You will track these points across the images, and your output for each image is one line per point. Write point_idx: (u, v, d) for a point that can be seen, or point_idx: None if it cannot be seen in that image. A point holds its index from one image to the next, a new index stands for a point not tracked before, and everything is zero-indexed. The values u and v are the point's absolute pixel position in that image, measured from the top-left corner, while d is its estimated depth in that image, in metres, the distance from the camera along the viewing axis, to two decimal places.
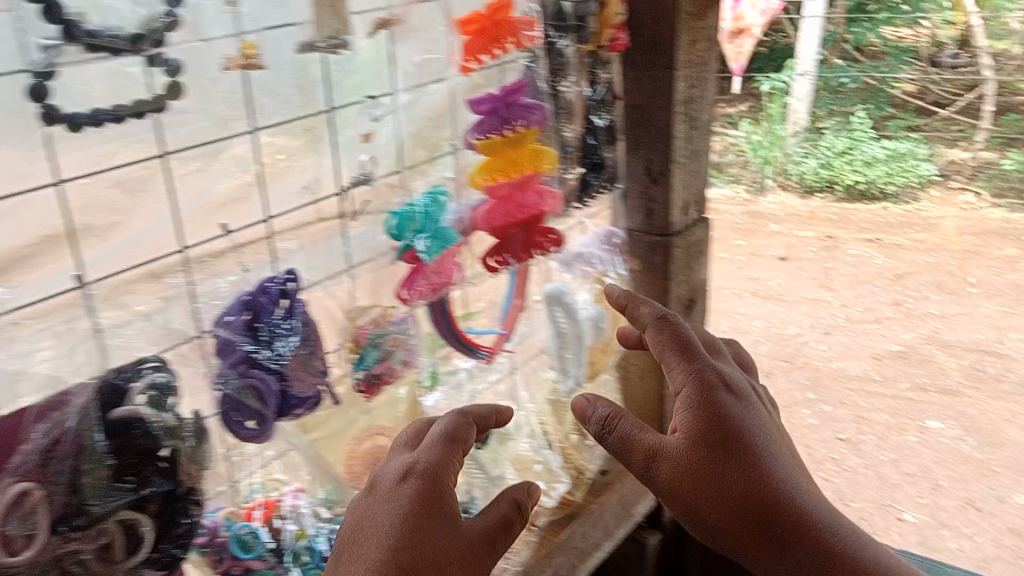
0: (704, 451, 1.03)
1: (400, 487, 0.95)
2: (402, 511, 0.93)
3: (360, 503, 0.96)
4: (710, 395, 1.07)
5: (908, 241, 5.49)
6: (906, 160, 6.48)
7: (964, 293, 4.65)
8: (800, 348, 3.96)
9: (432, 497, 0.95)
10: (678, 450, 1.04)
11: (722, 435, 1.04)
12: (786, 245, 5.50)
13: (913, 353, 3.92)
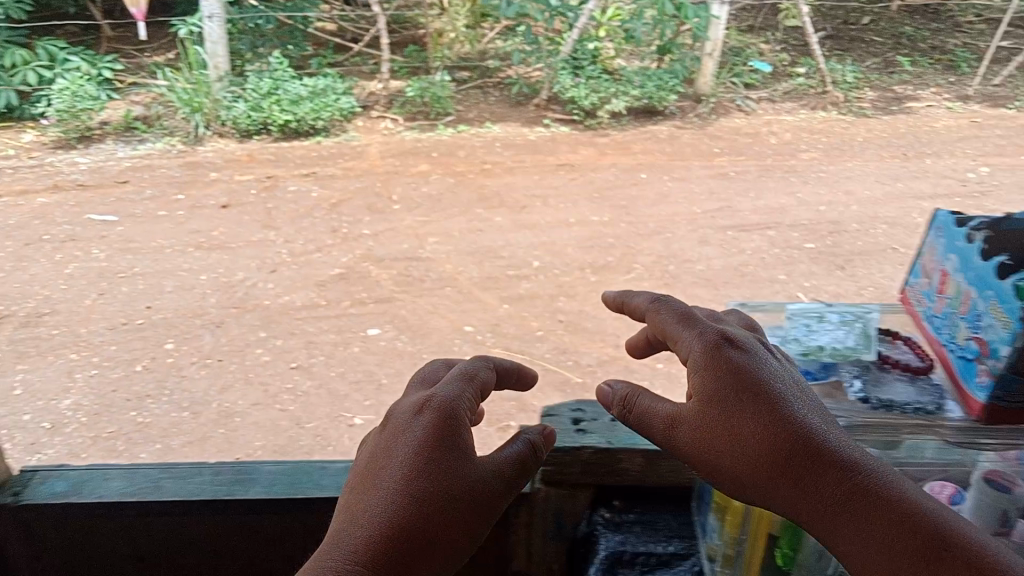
0: (739, 400, 0.84)
1: (416, 420, 0.83)
2: (416, 451, 0.81)
3: (375, 441, 0.85)
4: (720, 347, 0.88)
5: (332, 171, 4.83)
6: (325, 92, 5.50)
7: (387, 211, 4.34)
8: (248, 292, 3.63)
9: (447, 429, 0.82)
10: (712, 400, 0.85)
11: (749, 381, 0.85)
12: (228, 192, 4.59)
13: (350, 273, 3.77)
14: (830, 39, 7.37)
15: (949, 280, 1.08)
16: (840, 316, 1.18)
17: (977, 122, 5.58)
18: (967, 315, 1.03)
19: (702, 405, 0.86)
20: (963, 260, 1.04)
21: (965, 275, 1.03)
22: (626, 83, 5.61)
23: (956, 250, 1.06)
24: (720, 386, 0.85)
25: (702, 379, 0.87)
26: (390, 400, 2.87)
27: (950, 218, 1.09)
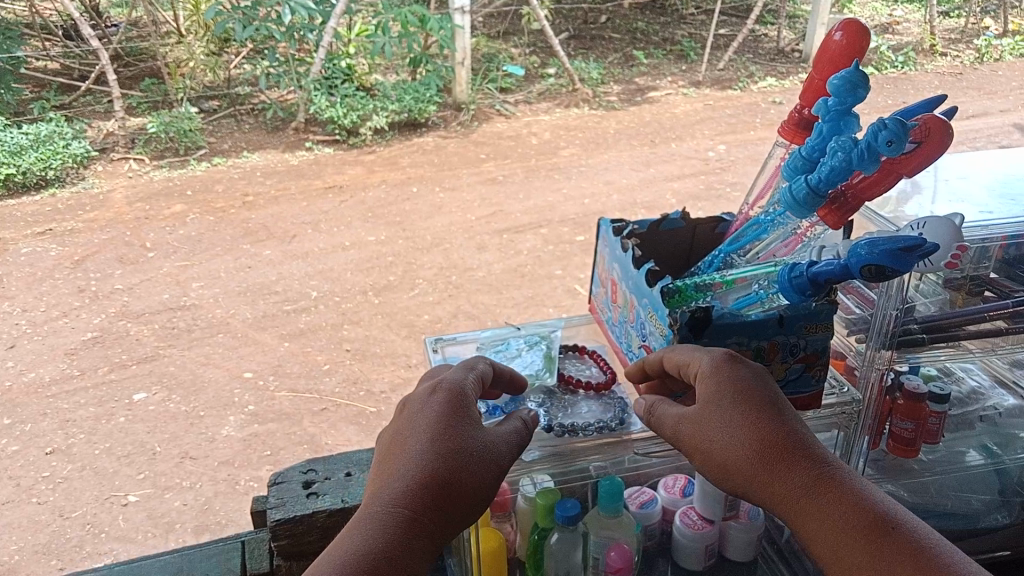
0: (739, 404, 0.96)
1: (430, 399, 1.00)
2: (435, 422, 0.96)
3: (409, 411, 1.01)
4: (726, 362, 0.99)
5: (72, 225, 4.30)
6: (51, 139, 4.73)
7: (142, 261, 3.95)
8: None
9: (458, 405, 0.99)
10: (717, 408, 0.97)
11: (746, 388, 0.97)
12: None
13: (106, 335, 3.36)
14: (574, 40, 7.85)
15: (619, 288, 1.20)
16: (526, 341, 1.31)
17: (709, 105, 6.17)
18: (637, 322, 1.16)
19: (706, 412, 0.97)
20: (626, 272, 1.16)
21: (629, 284, 1.16)
22: (384, 97, 5.54)
23: (619, 261, 1.18)
24: (717, 394, 0.97)
25: (704, 386, 0.99)
26: (162, 467, 2.62)
27: (611, 227, 1.22)
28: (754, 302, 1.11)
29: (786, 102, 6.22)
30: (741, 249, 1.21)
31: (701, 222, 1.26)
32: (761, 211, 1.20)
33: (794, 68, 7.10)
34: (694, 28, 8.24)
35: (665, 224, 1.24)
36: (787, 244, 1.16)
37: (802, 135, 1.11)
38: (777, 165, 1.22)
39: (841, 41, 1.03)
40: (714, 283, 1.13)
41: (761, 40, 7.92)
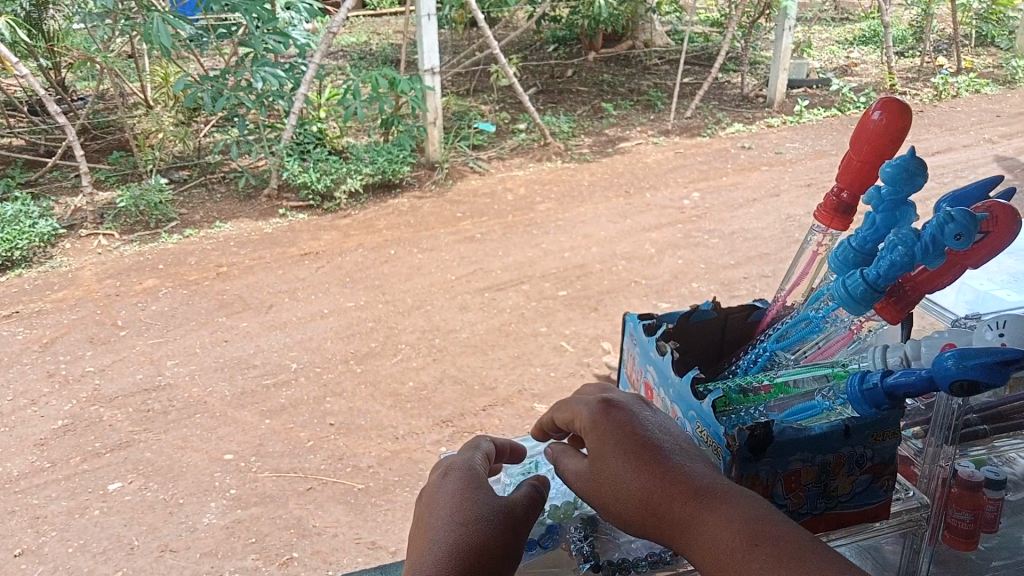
0: (629, 444, 0.87)
1: (442, 481, 0.86)
2: (450, 513, 0.81)
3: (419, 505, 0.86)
4: (622, 409, 0.92)
5: (40, 307, 4.18)
6: (16, 219, 4.68)
7: (114, 340, 3.83)
8: None
9: (471, 481, 0.86)
10: (610, 449, 0.88)
11: (643, 430, 0.89)
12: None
13: (77, 422, 3.22)
14: (542, 94, 7.94)
15: (654, 393, 1.04)
16: None
17: (680, 153, 6.23)
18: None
19: (599, 457, 0.88)
20: (661, 375, 1.01)
21: (666, 390, 1.00)
22: (357, 161, 5.52)
23: (652, 362, 1.03)
24: (600, 445, 0.88)
25: (597, 434, 0.90)
26: (140, 562, 2.47)
27: (640, 324, 1.07)
28: (816, 412, 0.95)
29: (756, 146, 6.30)
30: (789, 346, 1.09)
31: (734, 310, 1.13)
32: (808, 306, 1.08)
33: (760, 113, 7.22)
34: (659, 77, 8.39)
35: (696, 316, 1.10)
36: (837, 342, 1.06)
37: (841, 221, 1.03)
38: (818, 252, 1.12)
39: (876, 121, 0.96)
40: (761, 387, 1.00)
41: (726, 87, 8.08)
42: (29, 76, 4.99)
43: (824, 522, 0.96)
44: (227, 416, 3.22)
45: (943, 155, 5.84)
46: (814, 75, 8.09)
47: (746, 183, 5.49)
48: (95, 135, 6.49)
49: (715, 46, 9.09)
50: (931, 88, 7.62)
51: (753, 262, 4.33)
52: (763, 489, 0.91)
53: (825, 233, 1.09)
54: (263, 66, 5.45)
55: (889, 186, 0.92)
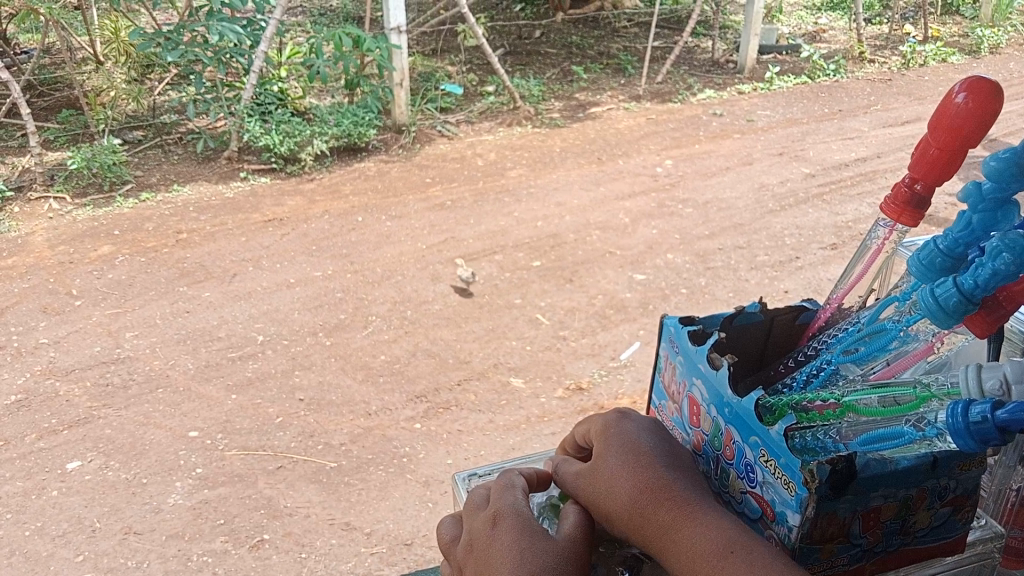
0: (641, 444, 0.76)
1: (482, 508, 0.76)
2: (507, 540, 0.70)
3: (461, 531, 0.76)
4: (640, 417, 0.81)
5: None
6: None
7: (68, 311, 3.66)
8: None
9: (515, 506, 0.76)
10: (617, 445, 0.76)
11: (662, 438, 0.78)
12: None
13: (31, 398, 3.07)
14: (510, 55, 7.75)
15: (699, 413, 0.79)
16: None
17: (652, 119, 6.15)
18: (731, 464, 0.75)
19: (601, 455, 0.76)
20: (712, 394, 0.76)
21: (717, 413, 0.75)
22: (322, 123, 5.34)
23: (699, 376, 0.77)
24: (603, 452, 0.76)
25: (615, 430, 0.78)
26: (103, 547, 2.37)
27: (680, 328, 0.81)
28: (893, 440, 0.70)
29: (727, 113, 6.26)
30: (858, 360, 0.83)
31: (782, 312, 0.88)
32: (880, 316, 0.82)
33: (731, 79, 7.16)
34: (628, 41, 8.26)
35: (742, 319, 0.85)
36: (912, 358, 0.81)
37: (912, 218, 0.82)
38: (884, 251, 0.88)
39: (969, 103, 0.73)
40: (827, 403, 0.78)
41: (695, 52, 7.99)
42: None
43: (897, 561, 0.77)
44: (191, 390, 3.11)
45: (910, 125, 5.89)
46: (783, 41, 8.06)
47: (719, 151, 5.46)
48: (42, 92, 6.18)
49: (685, 9, 8.99)
50: (899, 57, 7.66)
51: (727, 232, 4.31)
52: (835, 532, 0.70)
53: (894, 226, 0.86)
54: (220, 21, 5.18)
55: (989, 186, 0.76)
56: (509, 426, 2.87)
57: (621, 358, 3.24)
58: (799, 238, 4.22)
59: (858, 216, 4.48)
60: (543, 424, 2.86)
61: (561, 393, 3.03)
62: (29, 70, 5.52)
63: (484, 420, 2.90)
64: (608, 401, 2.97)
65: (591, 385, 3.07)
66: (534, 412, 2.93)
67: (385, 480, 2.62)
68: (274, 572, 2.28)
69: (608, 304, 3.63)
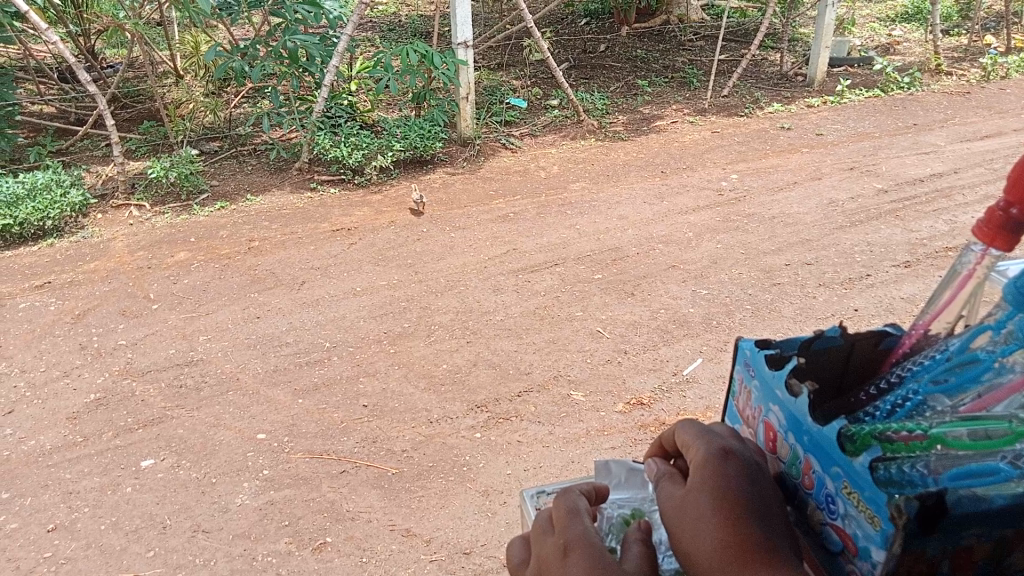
0: (723, 483, 0.70)
1: (568, 521, 0.75)
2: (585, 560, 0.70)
3: (540, 542, 0.75)
4: (741, 449, 0.75)
5: (71, 277, 4.16)
6: (48, 188, 4.68)
7: (146, 314, 3.80)
8: None
9: (590, 530, 0.74)
10: (700, 480, 0.71)
11: (756, 475, 0.71)
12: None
13: (110, 397, 3.20)
14: (575, 69, 7.76)
15: (776, 439, 0.77)
16: None
17: (717, 133, 6.08)
18: (810, 494, 0.72)
19: (686, 496, 0.71)
20: (789, 420, 0.74)
21: (795, 441, 0.73)
22: (389, 136, 5.46)
23: (777, 401, 0.76)
24: (696, 485, 0.71)
25: (706, 464, 0.73)
26: (173, 543, 2.45)
27: (758, 352, 0.80)
28: (991, 478, 0.60)
29: (796, 126, 6.15)
30: (947, 391, 0.71)
31: (865, 336, 0.81)
32: (972, 344, 0.71)
33: (800, 92, 7.03)
34: (694, 54, 8.19)
35: (821, 344, 0.79)
36: (1004, 392, 0.68)
37: (1009, 243, 0.69)
38: (974, 274, 0.75)
39: None
40: (911, 434, 0.66)
41: (762, 65, 7.89)
42: (59, 44, 4.92)
43: None
44: (262, 392, 3.20)
45: (990, 139, 5.68)
46: (855, 54, 7.89)
47: (787, 164, 5.36)
48: (126, 104, 6.48)
49: (752, 22, 8.91)
50: (978, 70, 7.42)
51: (794, 248, 4.22)
52: (921, 570, 0.59)
53: (987, 252, 0.73)
54: (295, 37, 5.37)
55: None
56: (568, 438, 2.85)
57: (684, 373, 3.20)
58: (871, 256, 4.10)
59: (933, 233, 4.33)
60: (607, 438, 2.84)
61: (621, 407, 3.00)
62: (116, 83, 5.78)
63: (544, 432, 2.90)
64: (669, 417, 2.94)
65: (652, 400, 3.04)
66: (594, 425, 2.91)
67: (443, 488, 2.65)
68: (335, 574, 2.32)
69: (670, 319, 3.59)
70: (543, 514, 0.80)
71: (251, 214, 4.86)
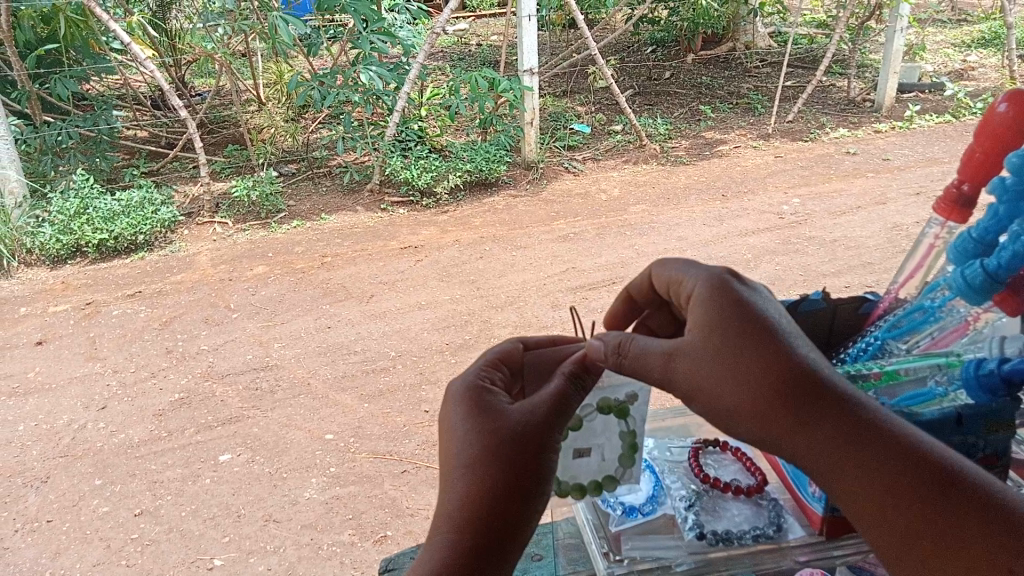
0: (724, 338, 0.80)
1: (480, 410, 0.84)
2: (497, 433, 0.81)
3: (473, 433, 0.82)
4: (726, 285, 0.83)
5: (160, 287, 4.48)
6: (141, 206, 5.05)
7: (226, 322, 4.07)
8: (76, 436, 3.23)
9: (490, 407, 0.84)
10: (693, 346, 0.81)
11: (743, 308, 0.81)
12: (43, 326, 4.15)
13: (192, 397, 3.44)
14: (639, 95, 7.88)
15: None
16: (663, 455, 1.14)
17: (781, 157, 6.11)
18: None
19: (739, 329, 0.80)
20: None
21: None
22: (456, 159, 5.68)
23: None
24: (730, 320, 0.80)
25: (702, 315, 0.83)
26: (246, 531, 2.64)
27: None
28: (931, 399, 0.93)
29: (861, 151, 6.12)
30: (901, 335, 1.08)
31: (846, 299, 1.09)
32: (923, 299, 1.09)
33: (868, 117, 7.00)
34: (760, 80, 8.25)
35: (808, 302, 1.05)
36: (953, 334, 1.05)
37: (962, 214, 1.09)
38: (935, 245, 1.15)
39: (1008, 116, 1.00)
40: (871, 371, 0.98)
41: (830, 91, 7.87)
42: (156, 72, 5.32)
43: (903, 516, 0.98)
44: (332, 395, 3.40)
45: None
46: (926, 79, 7.80)
47: (851, 189, 5.35)
48: (212, 130, 6.94)
49: (821, 48, 8.92)
50: None
51: (855, 271, 4.21)
52: None
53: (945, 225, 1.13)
54: (370, 66, 5.60)
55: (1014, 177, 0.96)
56: None
57: None
58: None
59: None
60: None
61: None
62: (204, 111, 6.18)
63: None
64: None
65: None
66: None
67: None
68: None
69: None
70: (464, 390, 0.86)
71: (329, 232, 5.12)
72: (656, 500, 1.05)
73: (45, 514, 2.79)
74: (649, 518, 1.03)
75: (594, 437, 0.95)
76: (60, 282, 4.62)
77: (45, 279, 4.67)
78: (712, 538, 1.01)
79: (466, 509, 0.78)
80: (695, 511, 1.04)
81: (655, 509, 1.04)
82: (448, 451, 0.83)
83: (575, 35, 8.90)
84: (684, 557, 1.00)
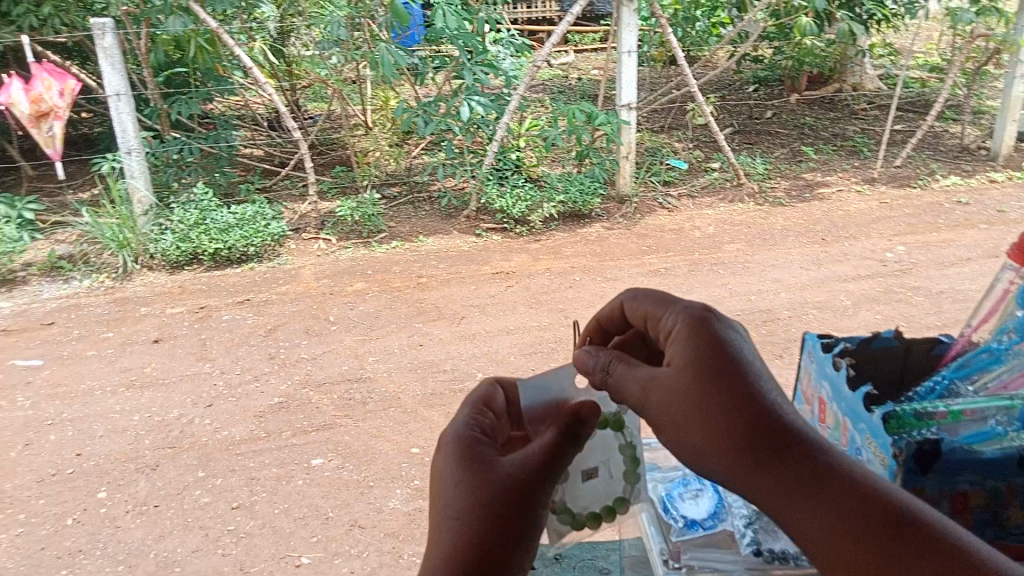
0: (695, 374, 0.91)
1: (468, 463, 0.90)
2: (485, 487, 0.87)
3: (461, 488, 0.88)
4: (702, 324, 0.96)
5: (266, 297, 4.74)
6: (253, 219, 5.35)
7: (325, 333, 4.27)
8: (184, 429, 3.46)
9: (476, 459, 0.90)
10: (668, 381, 0.93)
11: (715, 348, 0.93)
12: (160, 325, 4.46)
13: (290, 401, 3.63)
14: (739, 134, 7.83)
15: (828, 414, 1.33)
16: None
17: (886, 203, 5.93)
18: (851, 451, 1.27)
19: (708, 369, 0.91)
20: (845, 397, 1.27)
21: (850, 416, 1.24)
22: (551, 190, 5.79)
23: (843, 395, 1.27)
24: (700, 358, 0.92)
25: (679, 353, 0.95)
26: (333, 533, 2.77)
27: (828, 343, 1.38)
28: (989, 437, 1.15)
29: (974, 201, 5.88)
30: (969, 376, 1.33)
31: (918, 342, 1.39)
32: (994, 340, 1.34)
33: (982, 166, 6.72)
34: (866, 123, 8.05)
35: (879, 342, 1.37)
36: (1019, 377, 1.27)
37: None
38: (1007, 290, 1.38)
39: None
40: (939, 412, 1.19)
41: (942, 138, 7.59)
42: (273, 95, 5.69)
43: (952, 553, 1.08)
44: (421, 410, 3.52)
45: None
46: None
47: (960, 240, 5.14)
48: (321, 151, 7.32)
49: (934, 93, 8.64)
50: None
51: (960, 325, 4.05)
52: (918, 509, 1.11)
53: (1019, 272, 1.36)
54: (472, 97, 5.81)
55: None
56: None
57: None
58: None
59: None
60: None
61: None
62: (315, 132, 6.51)
63: None
64: None
65: None
66: None
67: None
68: None
69: None
70: (454, 440, 0.93)
71: (427, 254, 5.30)
72: (718, 517, 1.27)
73: (153, 499, 3.00)
74: (710, 531, 1.25)
75: (599, 452, 1.08)
76: (175, 286, 4.95)
77: (161, 283, 5.03)
78: (768, 555, 1.19)
79: (452, 557, 0.85)
80: (754, 530, 1.23)
81: (716, 524, 1.26)
82: (438, 499, 0.89)
83: (676, 72, 8.92)
84: (741, 568, 1.20)
